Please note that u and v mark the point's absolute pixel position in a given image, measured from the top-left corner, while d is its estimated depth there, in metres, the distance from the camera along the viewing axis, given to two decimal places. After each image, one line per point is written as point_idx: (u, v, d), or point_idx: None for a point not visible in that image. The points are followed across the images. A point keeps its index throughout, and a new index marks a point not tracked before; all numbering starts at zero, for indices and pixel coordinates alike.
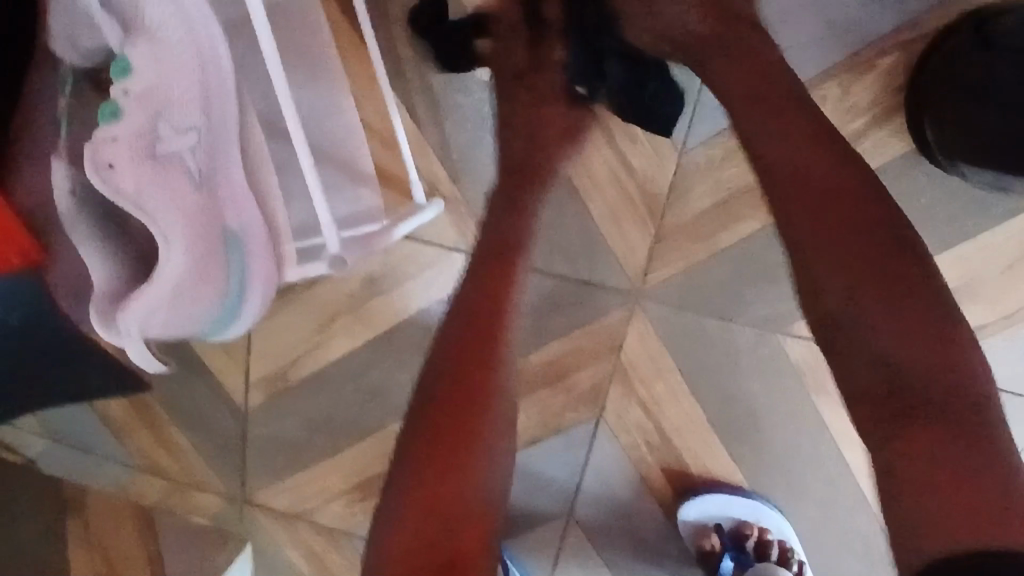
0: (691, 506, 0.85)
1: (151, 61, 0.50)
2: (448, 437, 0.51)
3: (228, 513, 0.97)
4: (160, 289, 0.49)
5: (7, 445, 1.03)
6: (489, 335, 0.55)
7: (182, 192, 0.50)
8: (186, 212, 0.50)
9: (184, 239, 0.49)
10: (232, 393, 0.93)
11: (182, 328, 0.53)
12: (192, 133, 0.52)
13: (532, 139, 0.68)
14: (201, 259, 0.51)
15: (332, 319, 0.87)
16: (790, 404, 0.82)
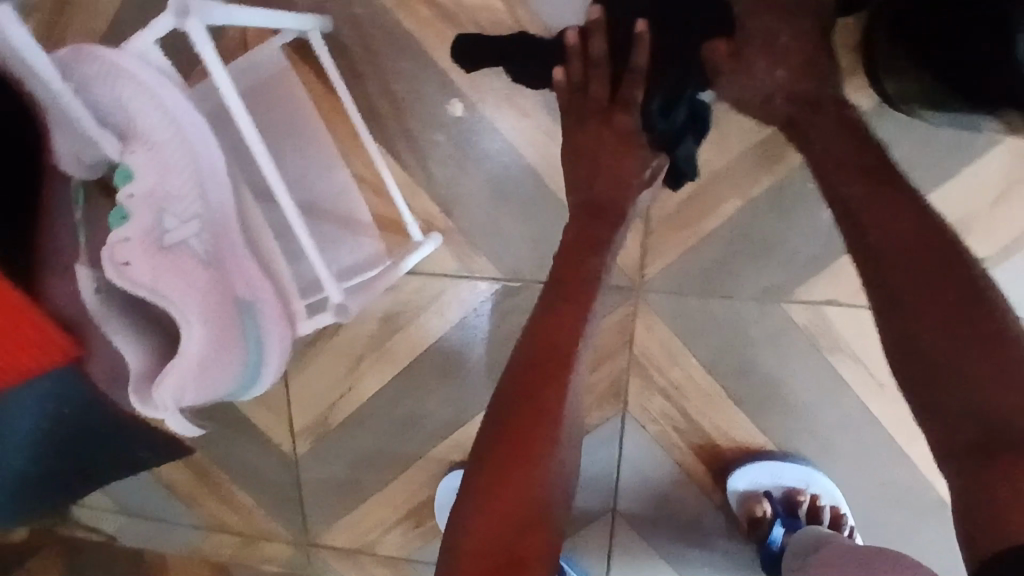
0: (742, 473, 0.88)
1: (149, 165, 0.54)
2: (525, 445, 0.55)
3: (297, 557, 1.03)
4: (187, 363, 0.54)
5: (87, 527, 1.10)
6: (565, 345, 0.60)
7: (193, 275, 0.55)
8: (200, 292, 0.55)
9: (201, 316, 0.55)
10: (281, 445, 0.99)
11: (214, 391, 0.59)
12: (195, 221, 0.57)
13: (594, 186, 0.69)
14: (219, 331, 0.56)
15: (358, 361, 0.92)
16: (809, 370, 0.83)
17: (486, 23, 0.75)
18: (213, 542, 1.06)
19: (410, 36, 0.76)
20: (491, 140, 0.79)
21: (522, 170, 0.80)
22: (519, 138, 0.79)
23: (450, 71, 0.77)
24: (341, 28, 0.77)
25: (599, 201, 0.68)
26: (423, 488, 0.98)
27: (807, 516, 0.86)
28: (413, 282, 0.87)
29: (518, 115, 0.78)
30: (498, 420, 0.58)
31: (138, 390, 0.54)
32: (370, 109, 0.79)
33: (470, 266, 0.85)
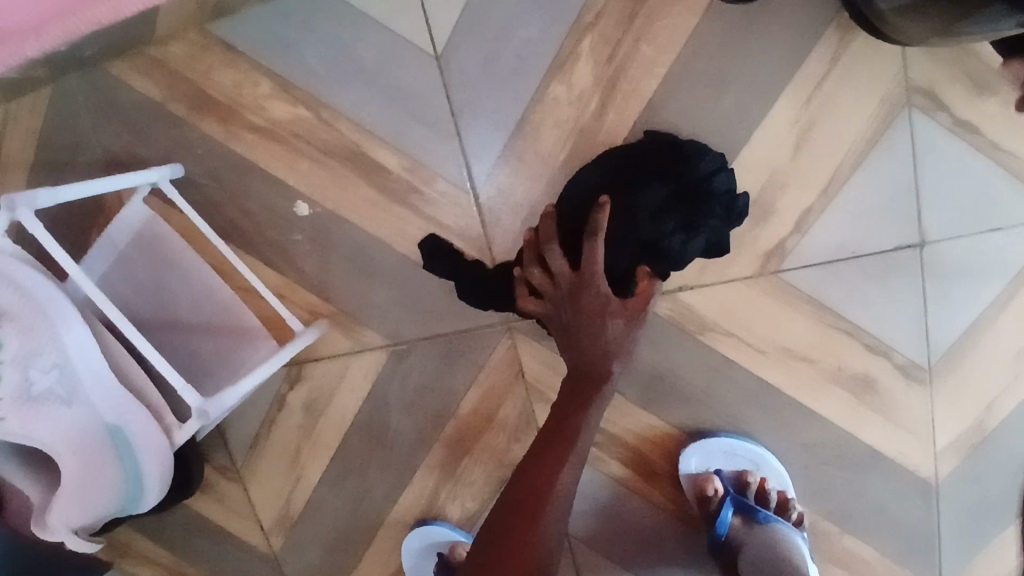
0: (698, 452, 0.87)
1: (12, 333, 0.65)
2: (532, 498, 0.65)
3: None
4: (67, 489, 0.65)
5: None
6: (569, 421, 0.67)
7: (59, 417, 0.65)
8: (67, 429, 0.65)
9: (69, 449, 0.65)
10: (257, 548, 1.04)
11: (105, 504, 0.69)
12: (56, 369, 0.65)
13: (576, 344, 0.67)
14: (89, 456, 0.66)
15: (297, 452, 0.99)
16: (692, 354, 0.85)
17: (303, 130, 0.86)
18: None
19: (247, 159, 0.87)
20: (340, 225, 0.88)
21: (374, 244, 0.88)
22: (361, 216, 0.87)
23: (287, 177, 0.87)
24: (188, 169, 0.88)
25: (574, 340, 0.67)
26: (393, 558, 1.02)
27: (756, 499, 0.85)
28: (320, 367, 0.95)
29: (354, 198, 0.87)
30: (506, 498, 0.66)
31: (34, 521, 0.66)
32: (231, 229, 0.89)
33: (362, 340, 0.92)
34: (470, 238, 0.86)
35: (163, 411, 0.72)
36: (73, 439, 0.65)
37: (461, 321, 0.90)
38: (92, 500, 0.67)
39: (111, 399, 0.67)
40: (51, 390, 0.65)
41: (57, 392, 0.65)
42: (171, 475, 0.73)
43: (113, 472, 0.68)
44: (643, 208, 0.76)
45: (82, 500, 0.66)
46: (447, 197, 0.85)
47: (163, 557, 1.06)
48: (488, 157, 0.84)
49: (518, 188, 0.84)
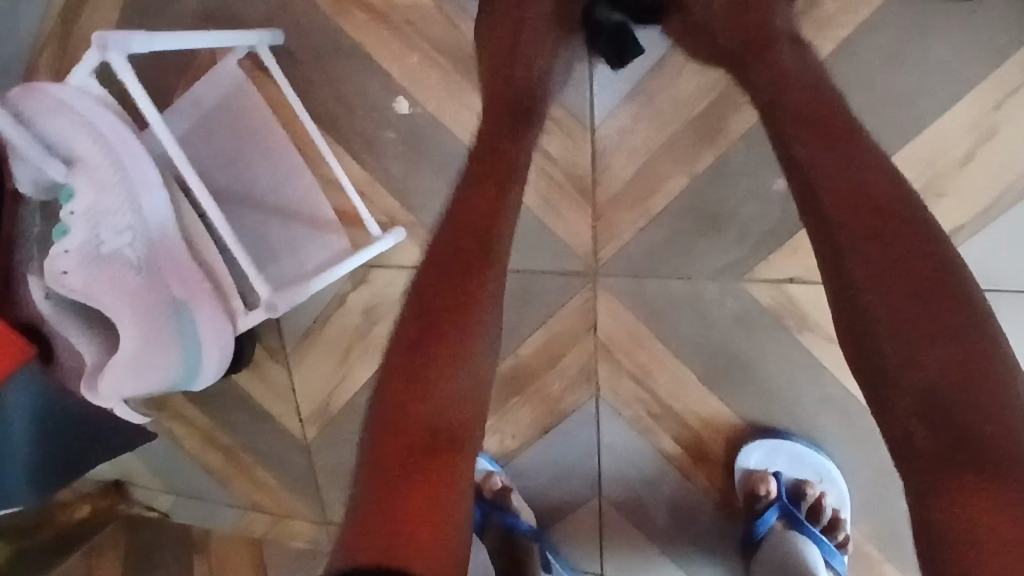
0: (763, 448, 0.82)
1: (87, 183, 0.60)
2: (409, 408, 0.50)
3: (320, 535, 1.13)
4: (125, 360, 0.61)
5: (145, 505, 1.22)
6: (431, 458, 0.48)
7: (127, 282, 0.61)
8: (134, 296, 0.62)
9: (135, 318, 0.61)
10: (292, 429, 1.07)
11: (162, 379, 0.67)
12: (128, 233, 0.62)
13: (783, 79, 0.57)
14: (154, 330, 0.63)
15: (349, 351, 0.98)
16: (786, 351, 0.79)
17: (422, 20, 0.79)
18: (247, 520, 1.17)
19: (355, 40, 0.81)
20: (437, 132, 0.81)
21: None
22: (461, 128, 0.80)
23: (392, 69, 0.81)
24: (290, 38, 0.82)
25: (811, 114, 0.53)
26: None
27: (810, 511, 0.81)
28: (387, 274, 0.92)
29: (458, 105, 0.80)
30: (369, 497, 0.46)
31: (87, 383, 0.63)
32: (323, 113, 0.83)
33: None
34: (574, 175, 0.79)
35: (230, 293, 0.70)
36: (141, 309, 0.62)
37: (540, 262, 0.83)
38: (147, 374, 0.65)
39: (180, 269, 0.66)
40: (121, 253, 0.62)
41: (127, 255, 0.62)
42: (227, 359, 0.72)
43: (174, 349, 0.66)
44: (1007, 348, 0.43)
45: (139, 375, 0.63)
46: (560, 127, 0.78)
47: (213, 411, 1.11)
48: (613, 94, 0.76)
49: (638, 132, 0.77)
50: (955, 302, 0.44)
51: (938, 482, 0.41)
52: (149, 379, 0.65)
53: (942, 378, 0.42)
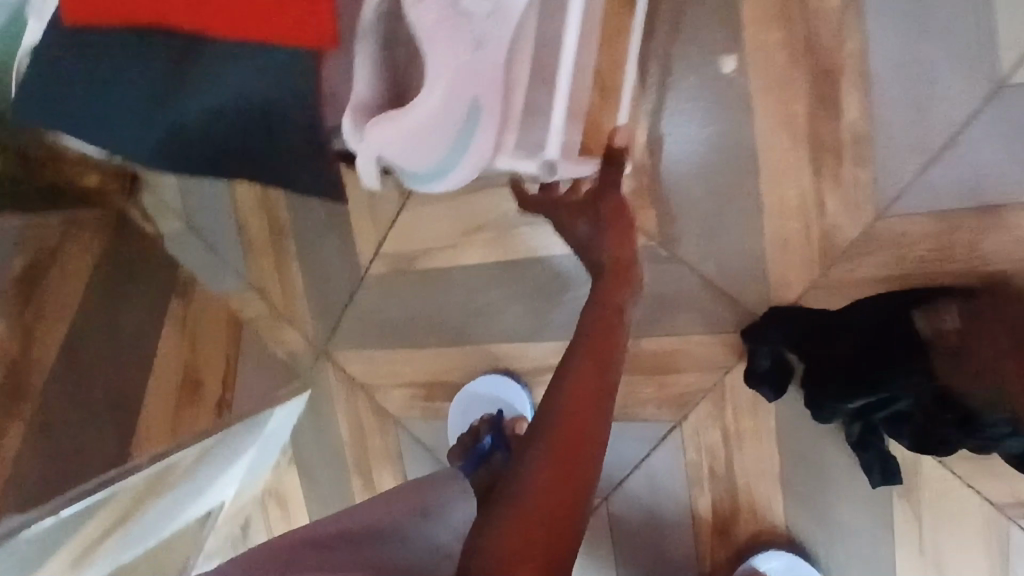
0: (786, 560, 0.82)
1: None
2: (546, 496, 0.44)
3: (306, 356, 1.07)
4: (411, 121, 0.53)
5: (144, 213, 1.12)
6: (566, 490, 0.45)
7: (462, 48, 0.52)
8: (457, 67, 0.52)
9: (446, 85, 0.52)
10: (360, 254, 1.00)
11: (416, 161, 0.58)
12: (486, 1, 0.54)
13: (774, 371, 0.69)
14: (451, 105, 0.53)
15: (476, 229, 0.92)
16: (868, 504, 0.80)
17: (813, 8, 0.72)
18: (245, 298, 1.09)
19: None
20: (739, 116, 0.76)
21: (746, 159, 0.77)
22: (765, 128, 0.76)
23: (747, 30, 0.74)
24: None
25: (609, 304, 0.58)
26: (452, 372, 0.99)
27: None
28: None
29: (778, 107, 0.75)
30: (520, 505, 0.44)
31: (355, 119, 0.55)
32: (653, 22, 0.77)
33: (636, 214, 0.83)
34: (828, 240, 0.76)
35: (509, 127, 0.61)
36: (456, 86, 0.52)
37: (732, 287, 0.80)
38: (413, 145, 0.55)
39: (494, 68, 0.57)
40: (470, 12, 0.53)
41: (473, 18, 0.53)
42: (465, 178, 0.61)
43: (449, 139, 0.57)
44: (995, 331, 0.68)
45: (405, 145, 0.55)
46: (854, 189, 0.74)
47: None
48: (926, 202, 0.72)
49: (916, 247, 0.73)
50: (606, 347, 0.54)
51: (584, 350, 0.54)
52: (413, 155, 0.56)
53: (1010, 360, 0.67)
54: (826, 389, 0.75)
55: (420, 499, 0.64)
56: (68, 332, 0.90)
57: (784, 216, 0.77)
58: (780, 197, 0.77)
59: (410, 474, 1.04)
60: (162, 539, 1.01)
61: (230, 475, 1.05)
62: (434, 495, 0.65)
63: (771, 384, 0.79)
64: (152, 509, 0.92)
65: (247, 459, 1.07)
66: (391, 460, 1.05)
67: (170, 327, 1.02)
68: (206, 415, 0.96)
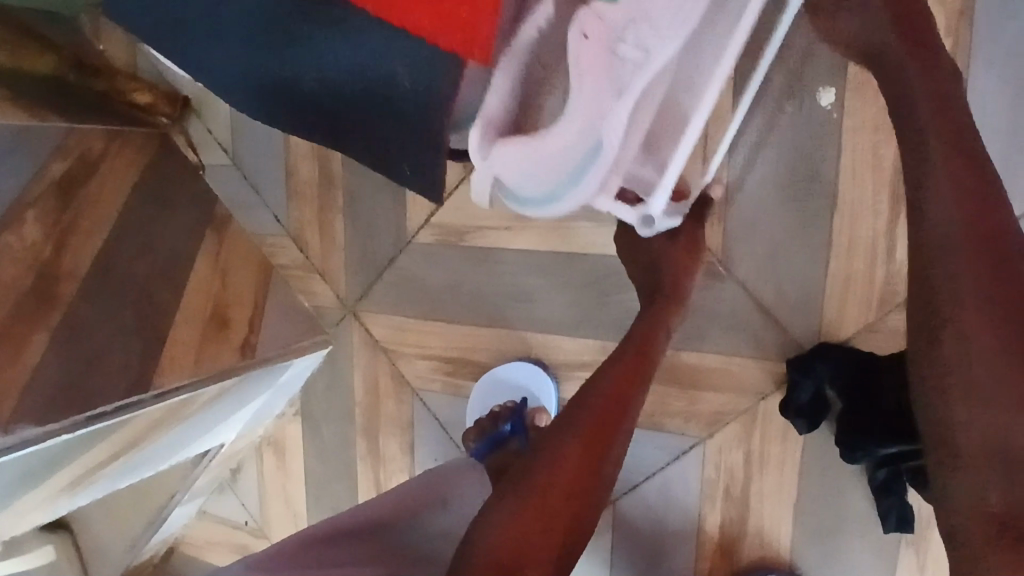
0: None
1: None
2: (564, 476, 0.57)
3: (333, 311, 1.07)
4: (538, 151, 0.46)
5: (190, 142, 1.13)
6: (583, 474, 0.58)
7: (608, 92, 0.44)
8: (596, 109, 0.45)
9: (581, 124, 0.45)
10: (410, 219, 0.99)
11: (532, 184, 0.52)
12: (645, 45, 0.44)
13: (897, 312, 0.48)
14: (578, 145, 0.47)
15: (534, 215, 0.92)
16: (876, 547, 0.82)
17: None
18: (279, 242, 1.09)
19: None
20: (827, 150, 0.76)
21: (825, 193, 0.77)
22: (851, 166, 0.76)
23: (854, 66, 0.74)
24: None
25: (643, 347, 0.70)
26: (481, 352, 0.98)
27: None
28: None
29: (868, 147, 0.75)
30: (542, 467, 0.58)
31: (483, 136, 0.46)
32: None
33: None
34: (890, 286, 0.77)
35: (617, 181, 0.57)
36: (597, 119, 0.45)
37: (785, 315, 0.81)
38: (538, 166, 0.49)
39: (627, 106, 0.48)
40: (627, 58, 0.44)
41: (630, 61, 0.44)
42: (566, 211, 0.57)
43: (557, 176, 0.52)
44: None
45: (523, 170, 0.49)
46: None
47: None
48: None
49: None
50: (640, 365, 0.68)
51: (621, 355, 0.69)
52: (522, 181, 0.52)
53: (958, 262, 0.44)
54: (861, 430, 0.76)
55: (445, 486, 0.77)
56: (104, 245, 0.87)
57: (850, 255, 0.78)
58: (851, 236, 0.77)
59: (418, 444, 1.04)
60: (158, 466, 0.99)
61: (236, 418, 1.02)
62: (450, 490, 0.76)
63: (807, 416, 0.79)
64: (156, 438, 0.90)
65: (255, 406, 1.04)
66: (401, 428, 1.05)
67: (203, 256, 1.00)
68: (230, 351, 0.93)
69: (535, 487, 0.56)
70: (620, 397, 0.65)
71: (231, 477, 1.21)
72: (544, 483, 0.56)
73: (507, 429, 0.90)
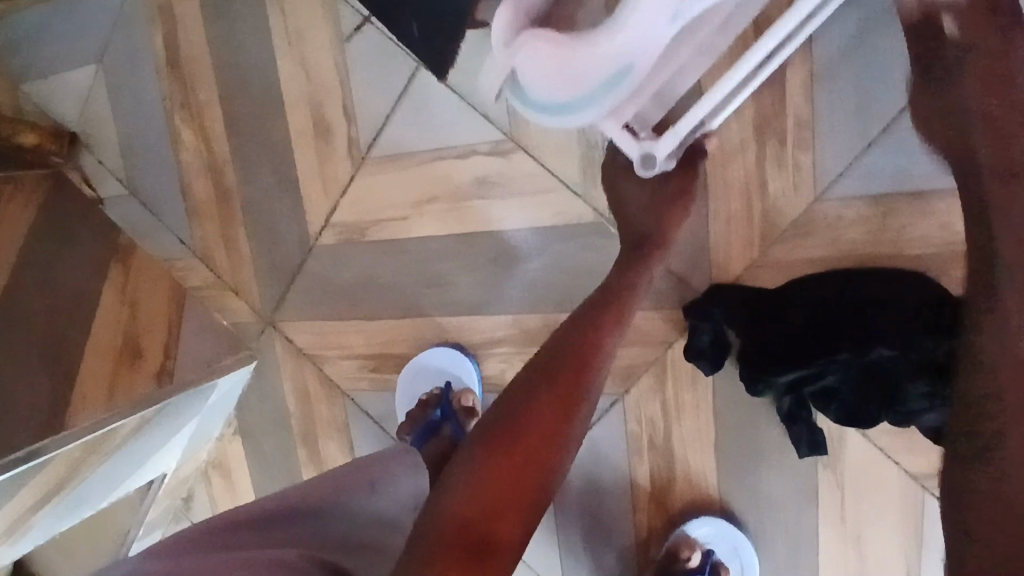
0: (715, 526, 0.87)
1: None
2: (523, 448, 0.59)
3: (252, 325, 1.06)
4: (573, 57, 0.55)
5: (84, 174, 1.09)
6: (545, 438, 0.60)
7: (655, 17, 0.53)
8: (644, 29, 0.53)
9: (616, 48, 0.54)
10: (311, 222, 0.99)
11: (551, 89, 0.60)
12: None
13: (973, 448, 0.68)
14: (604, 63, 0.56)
15: (429, 200, 0.92)
16: (795, 473, 0.85)
17: None
18: (186, 264, 1.08)
19: None
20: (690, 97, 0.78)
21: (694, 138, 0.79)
22: None
23: None
24: None
25: (613, 294, 0.71)
26: (401, 344, 0.99)
27: None
28: (528, 166, 0.87)
29: None
30: (500, 436, 0.60)
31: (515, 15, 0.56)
32: None
33: (586, 188, 0.85)
34: (768, 220, 0.79)
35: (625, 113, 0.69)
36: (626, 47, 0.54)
37: (677, 263, 0.83)
38: (563, 77, 0.58)
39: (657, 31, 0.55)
40: None
41: None
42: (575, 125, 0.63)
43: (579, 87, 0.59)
44: (918, 310, 0.73)
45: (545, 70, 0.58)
46: (795, 171, 0.77)
47: (242, 148, 1.00)
48: (861, 187, 0.76)
49: (849, 230, 0.77)
50: (615, 316, 0.70)
51: (592, 308, 0.71)
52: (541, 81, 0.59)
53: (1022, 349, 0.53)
54: (759, 363, 0.79)
55: (382, 467, 0.77)
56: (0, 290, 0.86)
57: (728, 196, 0.80)
58: (725, 177, 0.79)
59: (356, 444, 1.04)
60: (99, 503, 0.98)
61: (172, 443, 1.03)
62: (382, 471, 0.76)
63: (710, 358, 0.82)
64: (86, 475, 0.89)
65: (189, 429, 1.04)
66: (337, 430, 1.05)
67: (109, 287, 0.99)
68: (146, 380, 0.94)
69: (502, 443, 0.59)
70: (587, 352, 0.67)
71: (183, 506, 1.20)
72: (503, 455, 0.58)
73: (438, 414, 0.92)
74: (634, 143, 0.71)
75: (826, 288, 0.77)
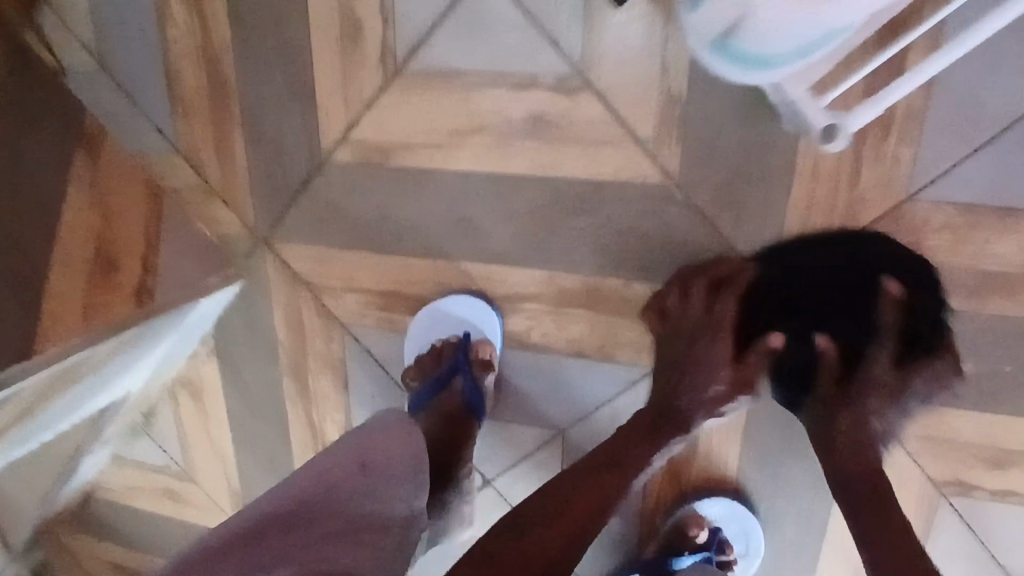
0: (725, 508, 0.86)
1: None
2: (567, 523, 0.68)
3: (241, 242, 0.94)
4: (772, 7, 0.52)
5: (44, 37, 0.89)
6: (591, 496, 0.71)
7: None
8: None
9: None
10: (324, 136, 0.85)
11: (774, 40, 0.55)
12: None
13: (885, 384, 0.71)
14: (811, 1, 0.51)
15: (471, 133, 0.81)
16: (816, 466, 0.84)
17: None
18: (167, 162, 0.92)
19: None
20: None
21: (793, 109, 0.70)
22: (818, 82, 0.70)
23: None
24: None
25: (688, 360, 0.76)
26: (417, 285, 0.90)
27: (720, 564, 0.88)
28: (594, 111, 0.76)
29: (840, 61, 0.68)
30: (556, 498, 0.70)
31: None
32: None
33: (657, 147, 0.75)
34: (851, 211, 0.73)
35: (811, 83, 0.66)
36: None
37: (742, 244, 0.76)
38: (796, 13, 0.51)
39: None
40: None
41: None
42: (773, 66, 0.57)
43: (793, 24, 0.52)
44: (878, 260, 0.73)
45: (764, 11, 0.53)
46: (893, 163, 0.71)
47: (247, 35, 0.84)
48: (958, 191, 0.70)
49: (934, 235, 0.72)
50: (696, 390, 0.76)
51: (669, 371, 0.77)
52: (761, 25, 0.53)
53: None
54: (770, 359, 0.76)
55: (382, 443, 0.67)
56: None
57: (815, 180, 0.72)
58: (816, 159, 0.72)
59: (352, 383, 0.97)
60: (60, 427, 0.88)
61: (142, 365, 0.92)
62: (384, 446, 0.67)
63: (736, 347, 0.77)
64: (52, 402, 0.77)
65: (159, 352, 0.93)
66: (331, 365, 0.97)
67: (76, 190, 0.82)
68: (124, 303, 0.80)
69: (550, 520, 0.68)
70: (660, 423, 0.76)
71: (143, 421, 1.11)
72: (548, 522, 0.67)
73: (450, 368, 0.87)
74: (821, 111, 0.67)
75: (835, 257, 0.74)
